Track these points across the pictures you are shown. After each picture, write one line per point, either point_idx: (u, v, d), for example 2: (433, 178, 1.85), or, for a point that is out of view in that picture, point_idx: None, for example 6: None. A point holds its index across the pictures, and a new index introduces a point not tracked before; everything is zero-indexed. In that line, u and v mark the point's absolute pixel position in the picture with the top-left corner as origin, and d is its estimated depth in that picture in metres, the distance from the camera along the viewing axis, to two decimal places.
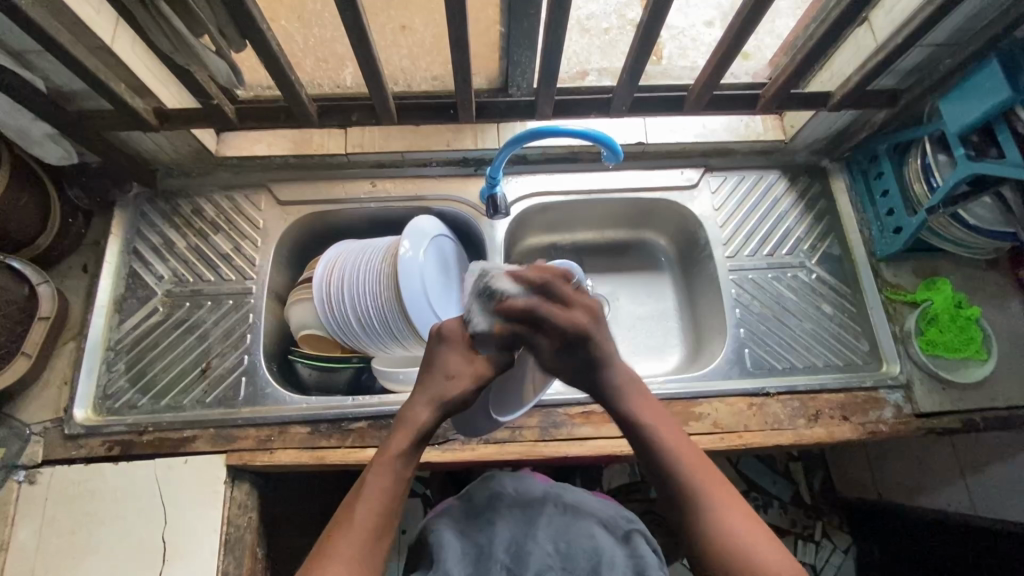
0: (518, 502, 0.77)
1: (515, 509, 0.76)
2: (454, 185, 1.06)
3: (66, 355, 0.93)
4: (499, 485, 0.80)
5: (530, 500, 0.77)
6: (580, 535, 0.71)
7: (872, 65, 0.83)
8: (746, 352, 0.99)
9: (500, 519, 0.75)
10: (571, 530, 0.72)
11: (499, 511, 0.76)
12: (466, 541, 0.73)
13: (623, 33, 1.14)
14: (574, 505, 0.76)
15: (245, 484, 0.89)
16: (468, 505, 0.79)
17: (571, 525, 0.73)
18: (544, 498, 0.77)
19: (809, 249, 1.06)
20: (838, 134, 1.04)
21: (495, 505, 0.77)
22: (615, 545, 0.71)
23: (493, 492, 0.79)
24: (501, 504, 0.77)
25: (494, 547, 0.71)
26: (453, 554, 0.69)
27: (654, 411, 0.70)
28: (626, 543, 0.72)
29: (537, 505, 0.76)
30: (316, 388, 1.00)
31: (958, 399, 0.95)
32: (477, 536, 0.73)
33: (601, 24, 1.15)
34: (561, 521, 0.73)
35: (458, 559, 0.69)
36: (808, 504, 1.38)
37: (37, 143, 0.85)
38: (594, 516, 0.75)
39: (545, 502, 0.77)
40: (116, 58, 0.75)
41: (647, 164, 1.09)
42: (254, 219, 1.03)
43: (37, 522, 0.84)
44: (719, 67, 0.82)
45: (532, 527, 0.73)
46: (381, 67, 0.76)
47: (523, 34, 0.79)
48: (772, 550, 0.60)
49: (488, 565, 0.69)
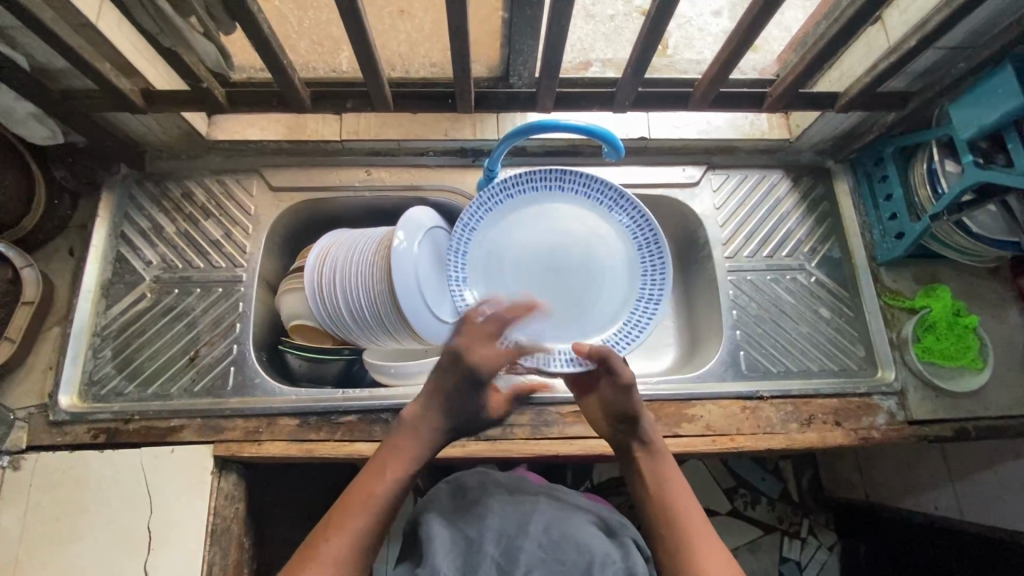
0: (510, 498, 0.78)
1: (507, 503, 0.77)
2: (451, 175, 1.04)
3: (51, 340, 0.92)
4: (491, 479, 0.82)
5: (522, 495, 0.79)
6: (573, 533, 0.73)
7: (885, 65, 0.80)
8: (741, 355, 0.98)
9: (491, 512, 0.76)
10: (564, 527, 0.74)
11: (490, 505, 0.77)
12: (456, 533, 0.74)
13: (628, 20, 1.12)
14: (564, 505, 0.79)
15: (232, 475, 0.89)
16: (458, 496, 0.80)
17: (565, 523, 0.75)
18: (536, 496, 0.79)
19: (810, 252, 1.05)
20: (845, 135, 1.02)
21: (486, 499, 0.78)
22: (607, 546, 0.73)
23: (485, 485, 0.80)
24: (493, 497, 0.78)
25: (484, 540, 0.72)
26: (441, 544, 0.72)
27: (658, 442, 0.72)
28: (619, 546, 0.73)
29: (530, 500, 0.78)
30: (305, 378, 0.99)
31: (951, 407, 0.95)
32: (468, 527, 0.74)
33: (607, 11, 1.12)
34: (554, 518, 0.76)
35: (446, 551, 0.71)
36: (796, 502, 1.39)
37: (19, 121, 0.82)
38: (585, 516, 0.77)
39: (538, 499, 0.79)
40: (101, 35, 0.72)
41: (649, 160, 1.06)
42: (245, 205, 1.00)
43: (21, 508, 0.83)
44: (726, 64, 0.80)
45: (526, 521, 0.74)
46: (378, 54, 0.74)
47: (525, 24, 0.76)
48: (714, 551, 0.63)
49: (480, 558, 0.70)
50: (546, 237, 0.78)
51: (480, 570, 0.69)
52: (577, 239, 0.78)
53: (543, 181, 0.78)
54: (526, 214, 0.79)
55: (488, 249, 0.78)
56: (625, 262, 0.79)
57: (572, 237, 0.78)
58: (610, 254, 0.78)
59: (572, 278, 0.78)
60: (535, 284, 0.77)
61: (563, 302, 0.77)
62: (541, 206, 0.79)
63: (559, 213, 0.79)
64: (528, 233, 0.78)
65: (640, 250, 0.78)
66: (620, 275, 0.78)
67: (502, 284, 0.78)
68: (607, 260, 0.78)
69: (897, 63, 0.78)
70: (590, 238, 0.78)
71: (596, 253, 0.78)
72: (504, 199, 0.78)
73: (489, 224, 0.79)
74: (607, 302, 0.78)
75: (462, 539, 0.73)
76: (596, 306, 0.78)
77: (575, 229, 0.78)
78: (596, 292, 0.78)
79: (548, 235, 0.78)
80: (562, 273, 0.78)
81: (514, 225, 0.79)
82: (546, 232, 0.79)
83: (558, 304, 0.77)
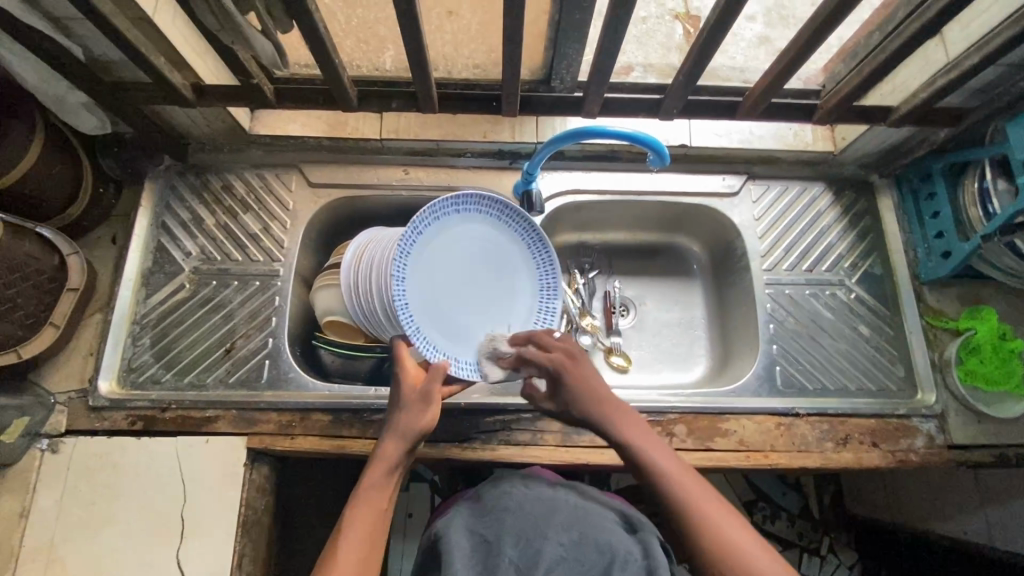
0: (529, 499, 0.76)
1: (528, 506, 0.75)
2: (487, 177, 1.04)
3: (92, 326, 0.93)
4: (509, 486, 0.79)
5: (542, 498, 0.76)
6: (594, 533, 0.70)
7: (945, 82, 0.78)
8: (777, 370, 0.96)
9: (512, 516, 0.73)
10: (585, 525, 0.72)
11: (511, 509, 0.75)
12: (475, 538, 0.72)
13: (659, 23, 1.14)
14: (584, 508, 0.76)
15: (264, 467, 0.90)
16: (477, 508, 0.78)
17: (585, 520, 0.73)
18: (555, 499, 0.76)
19: (850, 268, 1.02)
20: (893, 149, 1.00)
21: (506, 501, 0.76)
22: (629, 543, 0.70)
23: (503, 492, 0.78)
24: (514, 501, 0.76)
25: (504, 543, 0.70)
26: (459, 552, 0.69)
27: (643, 431, 0.71)
28: (641, 542, 0.70)
29: (550, 503, 0.76)
30: (338, 374, 0.99)
31: (993, 432, 0.92)
32: (487, 532, 0.72)
33: (640, 13, 1.15)
34: (575, 518, 0.73)
35: (466, 556, 0.69)
36: (817, 519, 1.36)
37: (71, 110, 0.84)
38: (607, 517, 0.75)
39: (558, 501, 0.76)
40: (156, 29, 0.72)
41: (688, 168, 1.05)
42: (284, 200, 1.01)
43: (59, 491, 0.84)
44: (781, 74, 0.78)
45: (546, 523, 0.72)
46: (428, 55, 0.74)
47: (576, 28, 0.75)
48: (737, 532, 0.61)
49: (498, 560, 0.68)
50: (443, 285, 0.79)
51: (498, 569, 0.66)
52: (490, 257, 0.83)
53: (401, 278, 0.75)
54: (452, 233, 0.80)
55: (424, 274, 0.78)
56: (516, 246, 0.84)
57: (452, 255, 0.80)
58: (505, 259, 0.84)
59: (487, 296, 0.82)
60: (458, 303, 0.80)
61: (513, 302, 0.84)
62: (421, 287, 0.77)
63: (428, 263, 0.78)
64: (445, 251, 0.80)
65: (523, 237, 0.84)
66: (507, 242, 0.84)
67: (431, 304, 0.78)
68: (507, 258, 0.84)
69: (959, 79, 0.76)
70: (483, 241, 0.82)
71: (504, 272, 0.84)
72: (436, 222, 0.78)
73: (427, 330, 0.76)
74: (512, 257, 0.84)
75: (481, 543, 0.71)
76: (518, 276, 0.84)
77: (446, 254, 0.80)
78: (501, 265, 0.83)
79: (460, 261, 0.81)
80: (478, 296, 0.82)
81: (442, 246, 0.79)
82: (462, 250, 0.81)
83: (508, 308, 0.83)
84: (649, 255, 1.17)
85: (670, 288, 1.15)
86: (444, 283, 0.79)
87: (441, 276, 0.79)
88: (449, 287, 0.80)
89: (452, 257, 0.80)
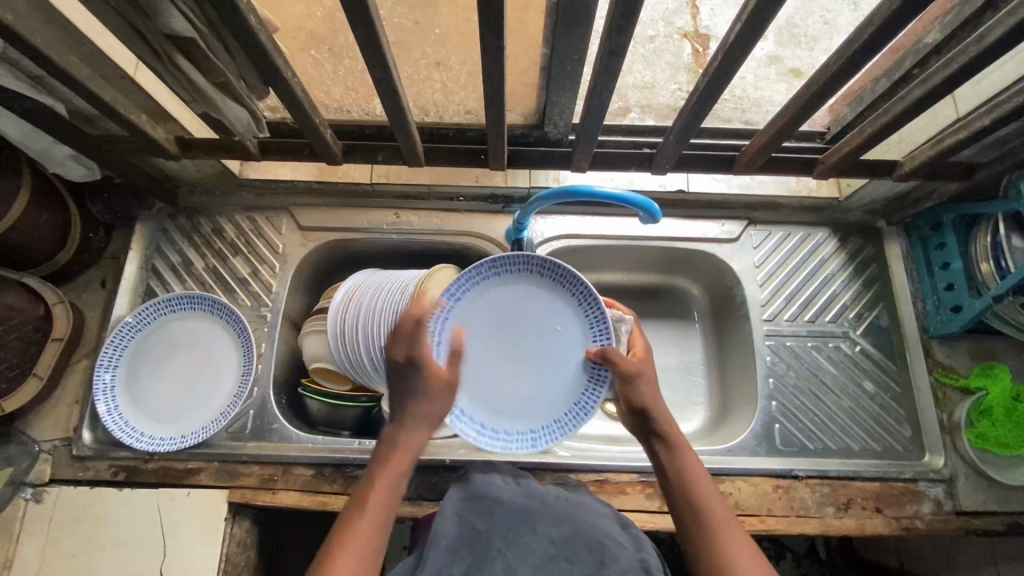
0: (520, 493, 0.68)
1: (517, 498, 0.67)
2: (480, 221, 1.02)
3: (79, 372, 0.93)
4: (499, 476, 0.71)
5: (528, 492, 0.68)
6: (583, 527, 0.63)
7: (954, 140, 0.74)
8: (776, 429, 0.92)
9: (503, 507, 0.65)
10: (576, 520, 0.64)
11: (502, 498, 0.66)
12: (466, 526, 0.64)
13: (669, 42, 1.15)
14: (576, 504, 0.67)
15: (245, 521, 0.89)
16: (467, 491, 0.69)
17: (578, 514, 0.65)
18: (544, 495, 0.68)
19: (855, 318, 0.98)
20: (899, 198, 0.96)
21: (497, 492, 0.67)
22: (618, 538, 0.63)
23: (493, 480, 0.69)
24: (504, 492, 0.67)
25: (493, 535, 0.62)
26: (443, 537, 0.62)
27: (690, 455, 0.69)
28: (634, 540, 0.63)
29: (537, 497, 0.67)
30: (322, 422, 0.97)
31: (1004, 499, 0.88)
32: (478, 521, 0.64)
33: (648, 32, 1.16)
34: (565, 512, 0.65)
35: (454, 547, 0.61)
36: (824, 560, 1.25)
37: (59, 162, 0.84)
38: (594, 509, 0.67)
39: (550, 497, 0.68)
40: (137, 87, 0.71)
41: (686, 214, 1.02)
42: (274, 243, 1.00)
43: (40, 542, 0.84)
44: (777, 135, 0.76)
45: (535, 517, 0.64)
46: (409, 113, 0.72)
47: (564, 85, 0.73)
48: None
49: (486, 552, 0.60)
50: (176, 405, 0.91)
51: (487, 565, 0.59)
52: (178, 340, 0.94)
53: (129, 426, 0.88)
54: (154, 337, 0.93)
55: (139, 381, 0.91)
56: (179, 315, 0.94)
57: (153, 386, 0.92)
58: (192, 334, 0.94)
59: (200, 372, 0.93)
60: (172, 388, 0.92)
61: (524, 333, 0.80)
62: (158, 427, 0.89)
63: (143, 411, 0.90)
64: (160, 353, 0.93)
65: (178, 305, 0.94)
66: (189, 317, 0.95)
67: (154, 403, 0.91)
68: (191, 334, 0.94)
69: (967, 140, 0.72)
70: (177, 332, 0.94)
71: (203, 344, 0.94)
72: (137, 335, 0.92)
73: (149, 428, 0.89)
74: (171, 331, 0.94)
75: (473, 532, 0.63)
76: (214, 335, 0.95)
77: (147, 388, 0.91)
78: (165, 346, 0.93)
79: (166, 355, 0.93)
80: (205, 382, 0.93)
81: (151, 351, 0.93)
82: (171, 346, 0.94)
83: (523, 342, 0.80)
84: (648, 296, 1.13)
85: (668, 331, 1.11)
86: (159, 382, 0.92)
87: (156, 376, 0.92)
88: (172, 381, 0.92)
89: (160, 356, 0.93)
